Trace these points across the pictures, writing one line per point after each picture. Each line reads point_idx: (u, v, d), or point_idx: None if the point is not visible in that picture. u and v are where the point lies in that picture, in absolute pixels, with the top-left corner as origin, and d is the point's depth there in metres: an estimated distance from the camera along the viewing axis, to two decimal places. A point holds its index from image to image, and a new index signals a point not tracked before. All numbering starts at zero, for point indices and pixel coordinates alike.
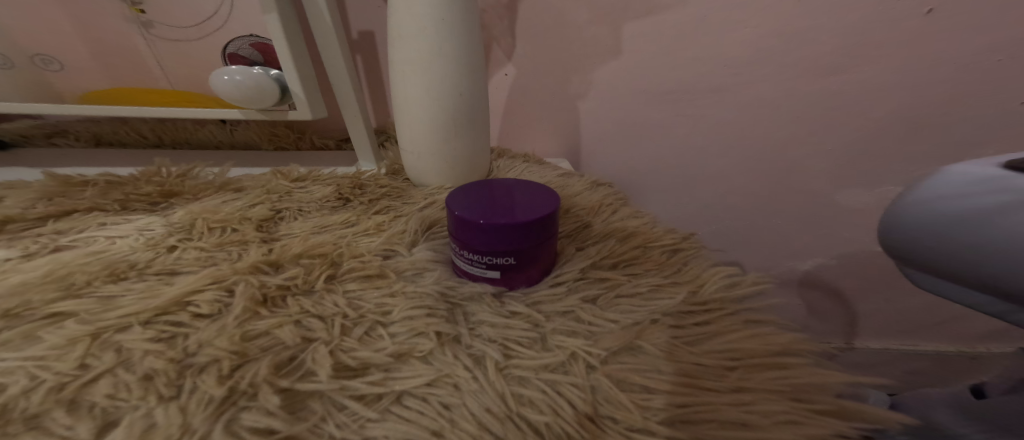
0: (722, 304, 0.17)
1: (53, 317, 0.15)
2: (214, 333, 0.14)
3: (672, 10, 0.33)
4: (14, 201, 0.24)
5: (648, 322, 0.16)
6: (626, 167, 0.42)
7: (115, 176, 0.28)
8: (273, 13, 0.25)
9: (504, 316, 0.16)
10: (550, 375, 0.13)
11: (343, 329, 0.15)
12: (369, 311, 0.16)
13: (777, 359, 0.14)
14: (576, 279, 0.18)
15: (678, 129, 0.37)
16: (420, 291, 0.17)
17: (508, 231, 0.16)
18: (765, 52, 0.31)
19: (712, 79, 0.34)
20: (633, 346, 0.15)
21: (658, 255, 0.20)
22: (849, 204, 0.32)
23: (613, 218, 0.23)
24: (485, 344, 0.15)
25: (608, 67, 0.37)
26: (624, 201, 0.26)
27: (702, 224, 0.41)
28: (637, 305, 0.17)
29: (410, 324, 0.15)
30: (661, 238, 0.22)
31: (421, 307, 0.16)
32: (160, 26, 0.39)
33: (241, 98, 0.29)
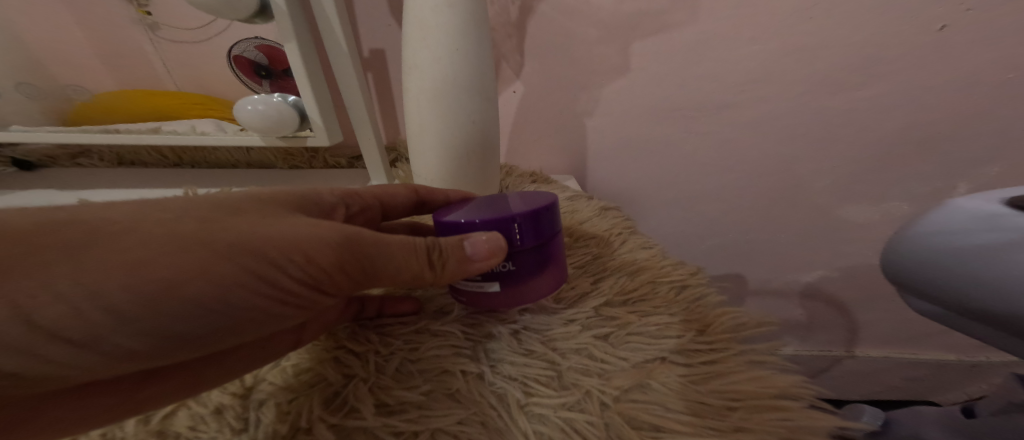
0: (724, 345, 0.19)
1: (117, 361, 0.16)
2: (267, 369, 0.16)
3: (681, 28, 0.33)
4: None
5: (657, 361, 0.17)
6: (633, 185, 0.42)
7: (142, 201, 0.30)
8: (291, 43, 0.26)
9: (522, 354, 0.17)
10: (567, 413, 0.15)
11: (377, 366, 0.16)
12: (399, 347, 0.17)
13: (778, 402, 0.15)
14: (589, 316, 0.19)
15: (686, 146, 0.39)
16: (444, 328, 0.18)
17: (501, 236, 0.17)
18: (770, 70, 0.34)
19: (720, 97, 0.35)
20: (645, 382, 0.16)
21: (667, 292, 0.21)
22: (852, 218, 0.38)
23: (622, 250, 0.24)
24: (507, 382, 0.16)
25: (615, 84, 0.37)
26: (632, 230, 0.27)
27: (708, 238, 0.44)
28: (647, 343, 0.18)
29: (437, 362, 0.16)
30: (670, 274, 0.23)
31: (447, 345, 0.17)
32: (166, 28, 0.39)
33: (264, 128, 0.29)
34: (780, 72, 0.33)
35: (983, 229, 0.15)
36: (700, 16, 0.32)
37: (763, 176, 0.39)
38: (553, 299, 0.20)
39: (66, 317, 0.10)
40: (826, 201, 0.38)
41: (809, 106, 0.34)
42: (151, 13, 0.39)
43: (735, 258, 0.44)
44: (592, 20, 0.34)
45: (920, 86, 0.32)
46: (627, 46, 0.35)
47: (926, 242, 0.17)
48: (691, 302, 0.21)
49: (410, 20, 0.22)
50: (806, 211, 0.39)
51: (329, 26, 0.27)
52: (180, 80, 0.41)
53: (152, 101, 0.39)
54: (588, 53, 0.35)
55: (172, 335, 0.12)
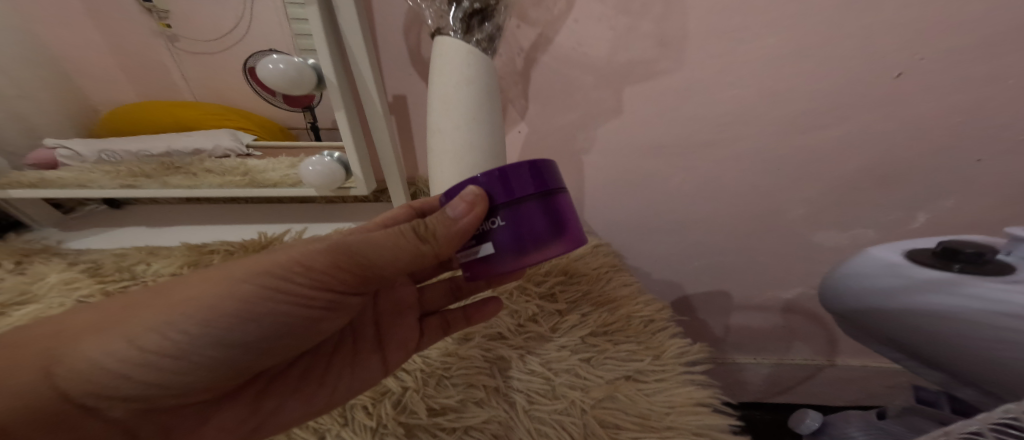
0: (674, 364, 0.25)
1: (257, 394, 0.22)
2: (353, 385, 0.23)
3: (669, 75, 0.37)
4: (166, 266, 0.30)
5: (622, 379, 0.24)
6: (630, 214, 0.47)
7: (229, 242, 0.33)
8: (341, 110, 0.32)
9: (527, 372, 0.23)
10: (557, 416, 0.21)
11: (423, 381, 0.22)
12: (437, 367, 0.23)
13: (695, 407, 0.23)
14: (576, 343, 0.25)
15: (674, 179, 0.44)
16: (468, 352, 0.24)
17: (506, 186, 0.20)
18: (748, 112, 0.38)
19: (705, 136, 0.40)
20: (613, 394, 0.22)
21: (637, 325, 0.27)
22: (823, 242, 0.45)
23: (608, 286, 0.29)
24: (517, 393, 0.22)
25: (610, 124, 0.41)
26: (618, 265, 0.33)
27: (697, 259, 0.49)
28: (617, 365, 0.24)
29: (467, 379, 0.22)
30: (641, 309, 0.28)
31: (472, 365, 0.23)
32: (184, 40, 0.35)
33: (320, 184, 0.36)
34: (754, 114, 0.38)
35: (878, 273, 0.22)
36: (685, 64, 0.37)
37: (744, 206, 0.44)
38: (551, 328, 0.26)
39: (164, 342, 0.17)
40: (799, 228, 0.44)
41: (777, 147, 0.40)
42: (171, 25, 0.34)
43: (725, 276, 0.50)
44: (589, 69, 0.38)
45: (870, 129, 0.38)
46: (622, 91, 0.39)
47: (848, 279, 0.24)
48: (656, 331, 0.28)
49: (433, 95, 0.26)
50: (783, 237, 0.45)
51: (367, 93, 0.32)
52: (198, 92, 0.38)
53: (160, 112, 0.39)
54: (585, 95, 0.40)
55: (235, 339, 0.19)
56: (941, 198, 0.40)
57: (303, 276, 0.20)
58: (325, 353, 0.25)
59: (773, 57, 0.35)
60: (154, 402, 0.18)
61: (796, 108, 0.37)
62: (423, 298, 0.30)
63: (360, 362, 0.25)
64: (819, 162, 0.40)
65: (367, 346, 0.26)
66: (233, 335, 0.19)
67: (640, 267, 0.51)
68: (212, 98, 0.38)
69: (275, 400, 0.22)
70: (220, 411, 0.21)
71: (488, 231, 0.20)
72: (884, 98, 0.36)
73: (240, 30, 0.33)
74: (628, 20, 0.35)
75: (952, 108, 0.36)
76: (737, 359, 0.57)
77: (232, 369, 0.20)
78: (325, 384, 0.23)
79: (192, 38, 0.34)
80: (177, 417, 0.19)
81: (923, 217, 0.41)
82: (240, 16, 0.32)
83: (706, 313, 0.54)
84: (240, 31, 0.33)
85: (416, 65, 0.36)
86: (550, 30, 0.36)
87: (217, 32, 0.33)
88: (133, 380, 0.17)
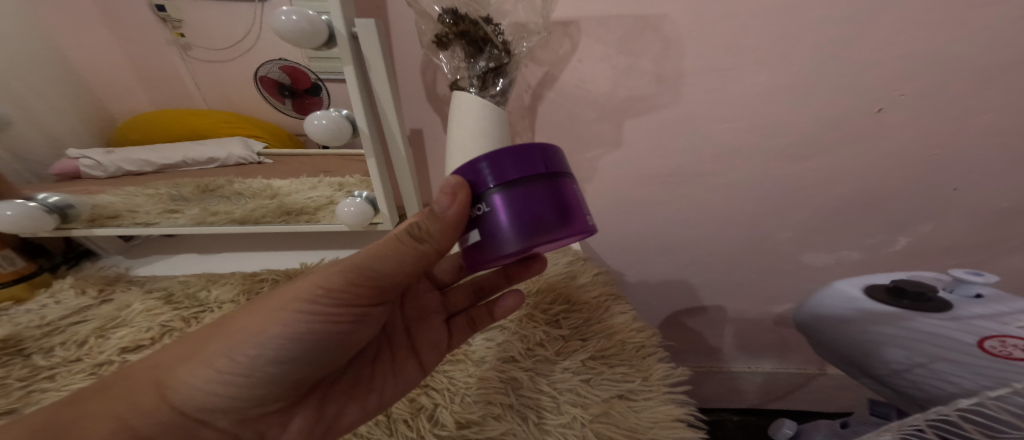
0: (664, 386, 0.28)
1: (320, 403, 0.26)
2: (394, 398, 0.28)
3: (665, 110, 0.41)
4: (227, 292, 0.34)
5: (616, 398, 0.27)
6: (632, 235, 0.53)
7: (276, 272, 0.36)
8: (372, 158, 0.36)
9: (536, 391, 0.27)
10: (561, 429, 0.25)
11: (448, 398, 0.27)
12: (461, 386, 0.28)
13: (675, 423, 0.26)
14: (578, 365, 0.29)
15: (670, 205, 0.49)
16: (487, 374, 0.28)
17: (516, 163, 0.21)
18: (737, 145, 0.43)
19: (699, 167, 0.45)
20: (608, 411, 0.26)
21: (631, 348, 0.31)
22: (811, 262, 0.51)
23: (606, 314, 0.34)
24: (528, 409, 0.26)
25: (612, 155, 0.45)
26: (618, 296, 0.37)
27: (690, 274, 0.56)
28: (613, 384, 0.28)
29: (486, 396, 0.26)
30: (634, 335, 0.32)
31: (490, 385, 0.27)
32: (199, 49, 0.34)
33: (357, 222, 0.39)
34: (743, 147, 0.43)
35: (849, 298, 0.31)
36: (680, 101, 0.41)
37: (732, 227, 0.50)
38: (556, 352, 0.30)
39: (231, 362, 0.21)
40: (783, 242, 0.50)
41: (763, 177, 0.45)
42: (185, 34, 0.33)
43: (716, 291, 0.58)
44: (593, 105, 0.42)
45: (847, 161, 0.43)
46: (621, 124, 0.43)
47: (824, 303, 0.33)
48: (650, 356, 0.31)
49: (450, 146, 0.29)
50: (771, 256, 0.52)
51: (394, 141, 0.35)
52: (212, 101, 0.37)
53: (172, 122, 0.39)
54: (589, 129, 0.44)
55: (282, 356, 0.22)
56: (908, 215, 0.45)
57: (328, 301, 0.23)
58: (370, 360, 0.30)
59: (761, 92, 0.39)
60: (246, 411, 0.22)
61: (779, 141, 0.42)
62: (445, 301, 0.35)
63: (400, 365, 0.30)
64: (797, 192, 0.46)
65: (404, 350, 0.31)
66: (276, 352, 0.22)
67: (643, 282, 0.58)
68: (223, 106, 0.37)
69: (332, 407, 0.27)
70: (291, 421, 0.25)
71: (492, 208, 0.21)
72: (864, 133, 0.41)
73: (250, 39, 0.32)
74: (625, 61, 0.39)
75: (914, 137, 0.40)
76: (735, 368, 0.68)
77: (291, 382, 0.23)
78: (373, 389, 0.28)
79: (206, 48, 0.34)
80: (267, 422, 0.24)
81: (900, 238, 0.47)
82: (249, 27, 0.31)
83: (703, 326, 0.64)
84: (250, 39, 0.32)
85: (431, 102, 0.39)
86: (556, 69, 0.40)
87: (228, 39, 0.33)
88: (221, 395, 0.21)
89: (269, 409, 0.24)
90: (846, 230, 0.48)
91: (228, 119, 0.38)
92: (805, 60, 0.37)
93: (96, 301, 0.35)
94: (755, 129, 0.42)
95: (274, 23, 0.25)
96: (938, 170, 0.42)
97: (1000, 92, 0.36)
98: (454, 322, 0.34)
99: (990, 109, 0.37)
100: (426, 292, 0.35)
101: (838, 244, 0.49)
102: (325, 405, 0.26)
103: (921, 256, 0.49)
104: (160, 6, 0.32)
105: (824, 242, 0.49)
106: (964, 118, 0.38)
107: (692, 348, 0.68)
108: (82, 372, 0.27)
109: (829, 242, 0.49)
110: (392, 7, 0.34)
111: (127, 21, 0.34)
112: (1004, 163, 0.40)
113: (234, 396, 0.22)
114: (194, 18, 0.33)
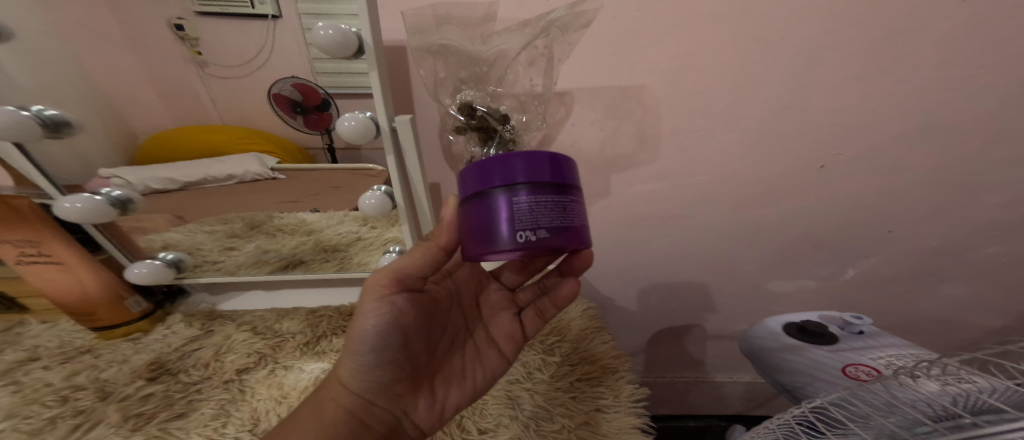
0: (629, 403, 0.39)
1: (440, 387, 0.35)
2: (458, 400, 0.35)
3: (645, 167, 0.50)
4: (297, 323, 0.46)
5: (594, 411, 0.38)
6: (622, 268, 0.62)
7: (331, 308, 0.48)
8: (405, 224, 0.45)
9: (536, 406, 0.37)
10: (554, 434, 0.35)
11: (471, 411, 0.36)
12: (478, 402, 0.37)
13: (633, 430, 0.37)
14: (568, 386, 0.40)
15: (652, 243, 0.58)
16: (498, 393, 0.38)
17: (528, 168, 0.26)
18: (706, 195, 0.52)
19: (675, 213, 0.55)
20: (587, 421, 0.37)
21: (608, 372, 0.42)
22: (775, 287, 0.63)
23: (591, 344, 0.45)
24: (529, 419, 0.36)
25: (601, 203, 0.54)
26: (601, 325, 0.47)
27: (672, 299, 0.67)
28: (592, 400, 0.39)
29: (498, 410, 0.36)
30: (611, 362, 0.43)
31: (502, 403, 0.37)
32: (215, 66, 0.38)
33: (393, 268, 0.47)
34: (713, 195, 0.52)
35: (780, 329, 0.44)
36: (657, 161, 0.49)
37: (703, 260, 0.61)
38: (550, 375, 0.40)
39: (348, 361, 0.31)
40: (748, 268, 0.61)
41: (727, 220, 0.55)
42: (201, 52, 0.38)
43: (696, 312, 0.69)
44: (584, 164, 0.50)
45: (790, 209, 0.53)
46: (609, 177, 0.51)
47: (767, 329, 0.45)
48: (622, 379, 0.42)
49: None
50: (739, 281, 0.63)
51: (422, 207, 0.43)
52: (227, 117, 0.42)
53: (190, 139, 0.43)
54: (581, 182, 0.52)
55: (371, 349, 0.31)
56: (851, 250, 0.57)
57: (378, 301, 0.31)
58: (462, 354, 0.38)
59: (724, 151, 0.48)
60: (384, 394, 0.32)
61: (741, 192, 0.52)
62: (514, 299, 0.42)
63: (485, 355, 0.39)
64: (753, 232, 0.56)
65: (485, 343, 0.39)
66: (361, 345, 0.31)
67: (630, 307, 0.68)
68: (237, 120, 0.42)
69: (440, 391, 0.35)
70: (418, 402, 0.34)
71: (500, 203, 0.26)
72: (808, 183, 0.50)
73: (262, 56, 0.37)
74: (612, 125, 0.46)
75: (845, 186, 0.50)
76: (718, 378, 0.82)
77: (404, 368, 0.33)
78: (468, 376, 0.37)
79: (222, 65, 0.38)
80: (409, 402, 0.33)
81: (849, 268, 0.59)
82: (262, 46, 0.37)
83: (687, 342, 0.75)
84: (263, 58, 0.37)
85: (448, 160, 0.48)
86: (554, 131, 0.47)
87: (243, 58, 0.38)
88: (361, 384, 0.31)
89: (402, 390, 0.33)
90: (800, 263, 0.60)
91: (242, 135, 0.43)
92: (754, 127, 0.46)
93: (202, 331, 0.46)
94: (719, 181, 0.51)
95: (339, 128, 0.35)
96: (867, 211, 0.53)
97: (897, 158, 0.48)
98: (523, 314, 0.41)
99: (901, 166, 0.48)
100: (495, 291, 0.42)
101: (790, 272, 0.61)
102: (436, 389, 0.35)
103: (870, 282, 0.61)
104: (179, 26, 0.36)
105: (780, 274, 0.62)
106: (881, 174, 0.49)
107: (679, 362, 0.80)
108: (218, 387, 0.38)
109: (787, 271, 0.61)
110: (418, 96, 0.43)
111: (150, 47, 0.37)
112: (913, 202, 0.51)
113: (374, 381, 0.31)
114: (208, 37, 0.37)
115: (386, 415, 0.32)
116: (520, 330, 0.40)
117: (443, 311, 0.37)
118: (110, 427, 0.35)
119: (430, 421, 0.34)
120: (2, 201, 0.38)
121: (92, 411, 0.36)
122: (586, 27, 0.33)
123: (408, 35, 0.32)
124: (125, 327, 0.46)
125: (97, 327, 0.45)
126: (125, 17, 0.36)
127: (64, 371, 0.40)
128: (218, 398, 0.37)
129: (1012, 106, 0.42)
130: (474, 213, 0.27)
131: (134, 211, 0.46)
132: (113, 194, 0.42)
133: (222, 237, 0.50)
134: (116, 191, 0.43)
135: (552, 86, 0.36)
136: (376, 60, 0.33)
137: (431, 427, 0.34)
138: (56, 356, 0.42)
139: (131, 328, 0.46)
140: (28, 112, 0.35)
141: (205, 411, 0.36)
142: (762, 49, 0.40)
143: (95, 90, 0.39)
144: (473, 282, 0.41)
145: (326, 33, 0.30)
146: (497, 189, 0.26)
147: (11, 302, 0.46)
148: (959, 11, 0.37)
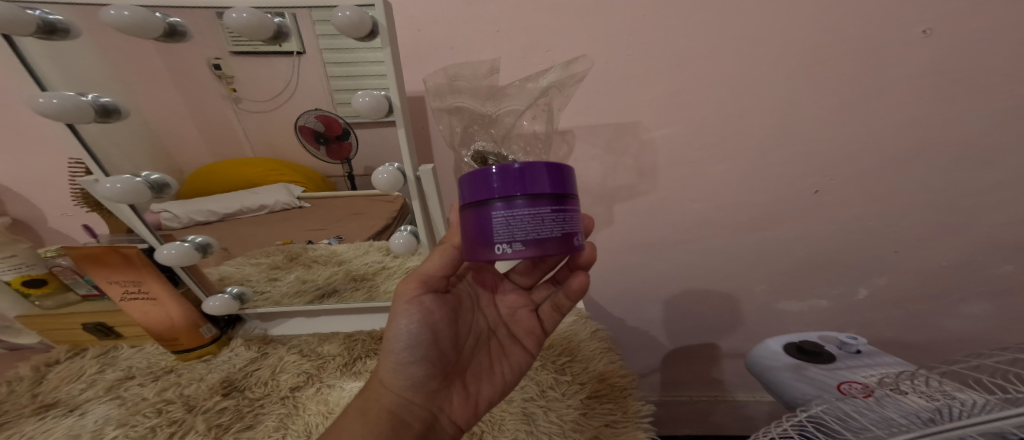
0: (636, 418, 0.42)
1: (472, 389, 0.39)
2: (492, 395, 0.40)
3: (646, 196, 0.54)
4: (336, 346, 0.51)
5: (604, 424, 0.41)
6: (631, 289, 0.65)
7: (367, 333, 0.53)
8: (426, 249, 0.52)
9: (550, 420, 0.40)
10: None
11: (490, 425, 0.40)
12: (498, 414, 0.41)
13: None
14: (578, 400, 0.43)
15: (658, 266, 0.61)
16: (516, 408, 0.41)
17: (527, 180, 0.30)
18: (706, 220, 0.55)
19: (679, 238, 0.58)
20: (596, 435, 0.39)
21: (617, 391, 0.45)
22: (784, 307, 0.64)
23: (600, 363, 0.48)
24: (543, 434, 0.39)
25: (606, 231, 0.58)
26: (610, 348, 0.50)
27: (684, 319, 0.69)
28: (601, 414, 0.42)
29: (517, 424, 0.40)
30: (619, 380, 0.46)
31: (520, 417, 0.40)
32: (248, 102, 0.43)
33: None
34: (714, 220, 0.55)
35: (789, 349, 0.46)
36: (657, 192, 0.53)
37: (710, 281, 0.63)
38: (562, 393, 0.43)
39: (388, 363, 0.36)
40: (755, 287, 0.63)
41: (730, 242, 0.58)
42: (236, 89, 0.42)
43: (709, 331, 0.70)
44: (588, 196, 0.55)
45: (790, 232, 0.56)
46: (612, 206, 0.55)
47: (773, 349, 0.47)
48: (630, 396, 0.45)
49: None
50: (749, 299, 0.65)
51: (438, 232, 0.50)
52: (258, 150, 0.46)
53: (227, 171, 0.47)
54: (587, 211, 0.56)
55: (406, 350, 0.36)
56: (860, 269, 0.58)
57: (409, 304, 0.36)
58: (488, 352, 0.42)
59: (720, 177, 0.51)
60: (421, 392, 0.36)
61: (741, 216, 0.55)
62: (530, 297, 0.46)
63: (508, 351, 0.43)
64: (756, 253, 0.58)
65: (508, 339, 0.43)
66: (397, 347, 0.36)
67: (642, 327, 0.70)
68: (263, 153, 0.47)
69: (473, 387, 0.39)
70: (452, 398, 0.38)
71: (499, 212, 0.30)
72: (807, 205, 0.53)
73: (287, 92, 0.42)
74: (611, 159, 0.51)
75: (844, 208, 0.53)
76: (739, 397, 0.81)
77: (436, 367, 0.37)
78: (495, 371, 0.41)
79: (251, 99, 0.43)
80: (444, 398, 0.38)
81: (857, 286, 0.60)
82: (289, 80, 0.41)
83: (704, 361, 0.76)
84: (289, 93, 0.42)
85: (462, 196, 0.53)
86: None
87: (270, 94, 0.42)
88: (402, 383, 0.36)
89: (437, 386, 0.37)
90: (808, 282, 0.61)
91: (273, 166, 0.47)
92: (748, 155, 0.49)
93: (260, 354, 0.51)
94: (718, 206, 0.54)
95: (374, 180, 0.42)
96: (869, 231, 0.54)
97: (891, 181, 0.50)
98: (541, 311, 0.45)
99: (897, 189, 0.50)
100: (511, 291, 0.45)
101: (798, 292, 0.62)
102: (468, 384, 0.39)
103: (885, 301, 0.61)
104: (217, 65, 0.41)
105: (790, 292, 0.63)
106: (877, 195, 0.51)
107: (699, 381, 0.80)
108: (276, 402, 0.43)
109: (795, 290, 0.62)
110: (432, 135, 0.50)
111: (195, 94, 0.43)
112: (916, 222, 0.52)
113: (411, 379, 0.36)
114: (242, 77, 0.41)
115: (426, 410, 0.36)
116: (539, 325, 0.44)
117: (467, 310, 0.42)
118: (197, 434, 0.40)
119: (466, 414, 0.38)
120: (116, 249, 0.44)
121: (183, 421, 0.41)
122: (580, 82, 0.39)
123: (430, 99, 0.39)
124: (197, 351, 0.52)
125: (176, 351, 0.51)
126: (197, 86, 0.43)
127: (152, 387, 0.46)
128: (278, 412, 0.42)
129: (997, 129, 0.44)
130: (476, 222, 0.31)
131: (212, 253, 0.53)
132: (198, 241, 0.51)
133: (266, 268, 0.57)
134: (200, 238, 0.52)
135: (553, 132, 0.41)
136: (401, 117, 0.40)
137: (467, 421, 0.38)
138: (146, 375, 0.48)
139: (202, 351, 0.52)
140: (141, 178, 0.44)
141: (268, 423, 0.41)
142: (745, 86, 0.44)
143: (157, 136, 0.46)
144: (489, 286, 0.45)
145: (364, 100, 0.38)
146: (494, 197, 0.30)
147: (109, 330, 0.53)
148: (924, 48, 0.40)
